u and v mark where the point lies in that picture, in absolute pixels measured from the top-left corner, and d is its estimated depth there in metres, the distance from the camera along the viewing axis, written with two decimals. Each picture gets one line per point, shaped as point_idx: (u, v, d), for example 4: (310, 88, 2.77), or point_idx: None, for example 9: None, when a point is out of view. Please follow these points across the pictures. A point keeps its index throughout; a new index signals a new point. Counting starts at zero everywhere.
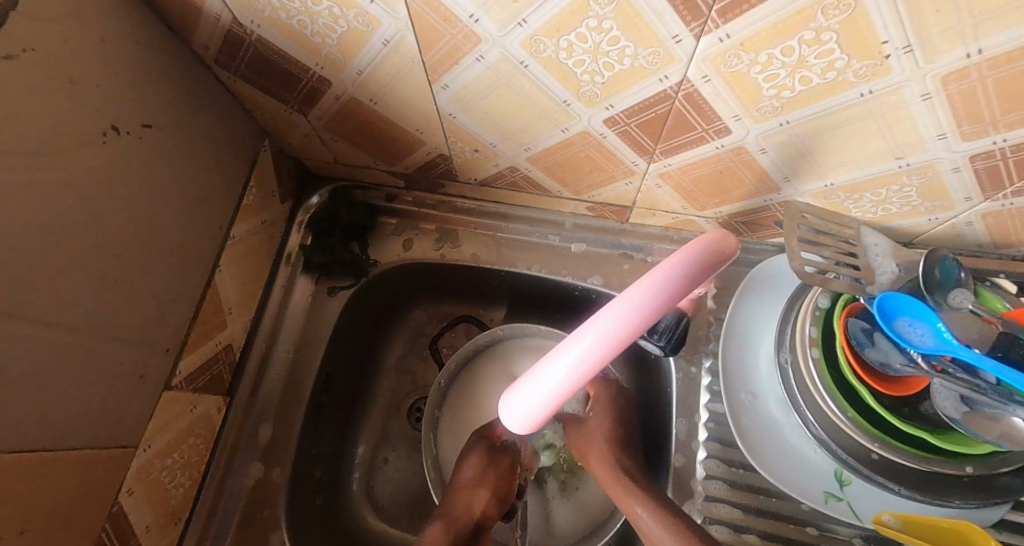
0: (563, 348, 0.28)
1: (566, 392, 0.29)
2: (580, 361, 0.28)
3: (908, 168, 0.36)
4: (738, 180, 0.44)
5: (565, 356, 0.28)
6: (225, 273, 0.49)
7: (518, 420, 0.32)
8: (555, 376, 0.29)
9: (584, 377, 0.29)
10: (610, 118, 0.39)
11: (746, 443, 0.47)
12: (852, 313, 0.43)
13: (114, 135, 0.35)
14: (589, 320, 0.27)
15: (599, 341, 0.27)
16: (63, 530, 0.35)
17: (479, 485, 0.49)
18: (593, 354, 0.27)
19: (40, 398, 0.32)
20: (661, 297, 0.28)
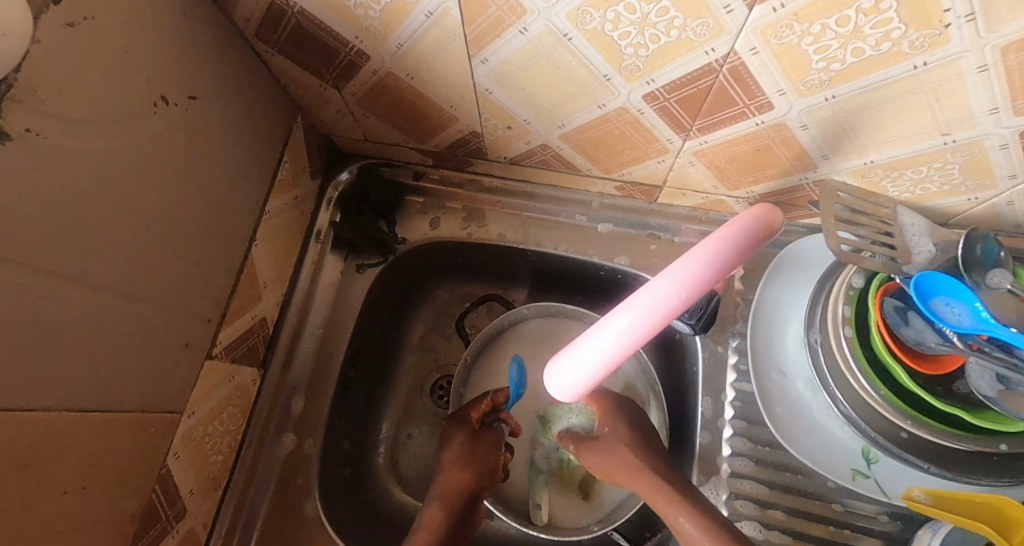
0: (609, 320, 0.29)
1: (611, 364, 0.30)
2: (626, 333, 0.28)
3: (953, 145, 0.36)
4: (774, 159, 0.44)
5: (611, 329, 0.28)
6: (261, 248, 0.50)
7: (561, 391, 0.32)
8: (602, 347, 0.29)
9: (628, 350, 0.29)
10: (650, 93, 0.39)
11: (773, 420, 0.48)
12: (886, 293, 0.43)
13: (164, 106, 0.35)
14: (636, 293, 0.28)
15: (646, 314, 0.27)
16: (117, 489, 0.36)
17: (462, 464, 0.52)
18: (640, 327, 0.28)
19: (97, 361, 0.33)
20: (708, 272, 0.28)
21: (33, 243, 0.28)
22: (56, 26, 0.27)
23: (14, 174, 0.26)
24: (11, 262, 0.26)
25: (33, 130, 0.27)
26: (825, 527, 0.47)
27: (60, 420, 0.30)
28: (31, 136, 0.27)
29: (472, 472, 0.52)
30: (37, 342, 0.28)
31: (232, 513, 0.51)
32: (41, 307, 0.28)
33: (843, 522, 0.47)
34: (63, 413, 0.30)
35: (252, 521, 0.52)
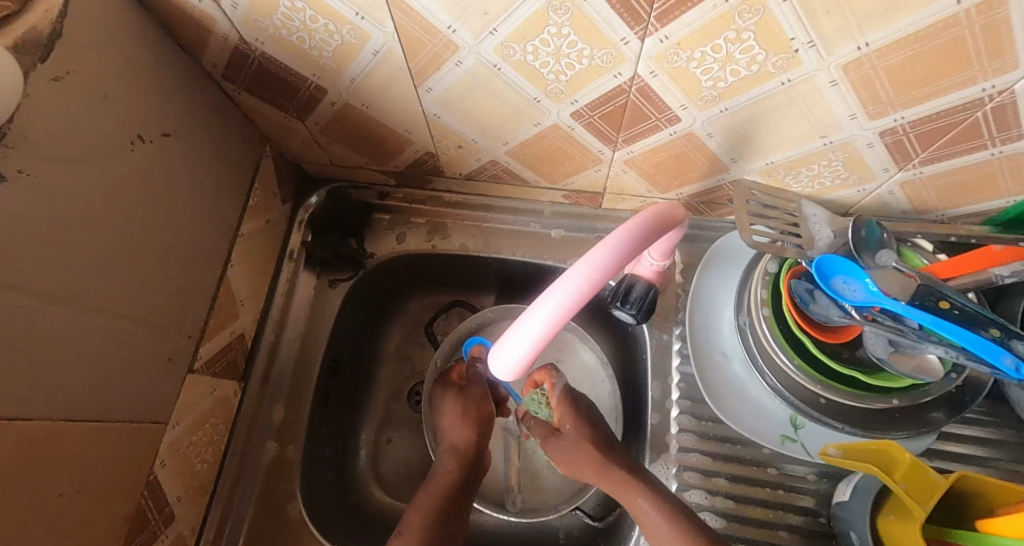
0: (534, 306, 0.33)
1: (541, 341, 0.34)
2: (549, 315, 0.33)
3: (831, 146, 0.42)
4: (692, 163, 0.50)
5: (537, 311, 0.33)
6: (236, 268, 0.54)
7: (503, 367, 0.37)
8: (532, 327, 0.33)
9: (553, 330, 0.34)
10: (575, 111, 0.45)
11: (713, 397, 0.53)
12: (796, 275, 0.49)
13: (141, 144, 0.40)
14: (556, 279, 0.32)
15: (565, 297, 0.32)
16: (108, 493, 0.39)
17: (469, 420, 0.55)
18: (560, 308, 0.32)
19: (87, 375, 0.36)
20: (616, 257, 0.32)
21: (29, 270, 0.31)
22: (44, 81, 0.32)
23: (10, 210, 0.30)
24: (10, 287, 0.30)
25: (26, 170, 0.31)
26: (765, 490, 0.52)
27: (55, 429, 0.34)
28: (23, 176, 0.31)
29: (470, 425, 0.54)
30: (33, 357, 0.32)
31: (218, 519, 0.54)
32: (36, 325, 0.32)
33: (778, 484, 0.52)
34: (57, 422, 0.34)
35: (239, 526, 0.55)
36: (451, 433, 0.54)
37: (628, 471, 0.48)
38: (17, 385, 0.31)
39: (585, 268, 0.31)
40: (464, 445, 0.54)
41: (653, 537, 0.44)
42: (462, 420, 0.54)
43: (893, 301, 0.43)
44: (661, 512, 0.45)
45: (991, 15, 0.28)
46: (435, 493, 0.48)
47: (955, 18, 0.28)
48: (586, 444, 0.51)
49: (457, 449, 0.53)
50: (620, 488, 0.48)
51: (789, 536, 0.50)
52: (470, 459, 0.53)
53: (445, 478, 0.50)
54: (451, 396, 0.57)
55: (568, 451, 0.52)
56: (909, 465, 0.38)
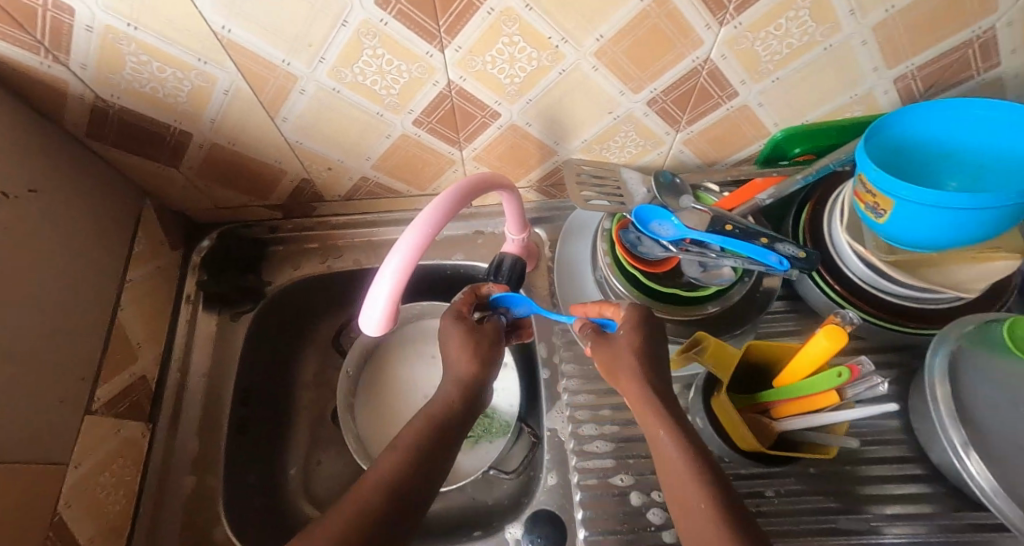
0: (382, 269, 0.39)
1: (399, 293, 0.40)
2: (395, 274, 0.39)
3: (620, 119, 0.56)
4: (526, 151, 0.60)
5: (391, 265, 0.39)
6: (127, 312, 0.57)
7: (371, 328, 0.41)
8: (389, 280, 0.39)
9: (403, 286, 0.40)
10: (415, 120, 0.53)
11: (586, 343, 0.64)
12: (624, 227, 0.60)
13: (6, 200, 0.43)
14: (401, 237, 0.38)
15: (410, 248, 0.38)
16: (15, 531, 0.41)
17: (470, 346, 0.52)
18: (408, 259, 0.39)
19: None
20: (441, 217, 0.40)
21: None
22: None
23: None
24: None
25: None
26: None
27: None
28: None
29: (477, 359, 0.51)
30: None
31: None
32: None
33: None
34: None
35: None
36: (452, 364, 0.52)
37: (664, 403, 0.43)
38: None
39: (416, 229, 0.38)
40: (469, 376, 0.51)
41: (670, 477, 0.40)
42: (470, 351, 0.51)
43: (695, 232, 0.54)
44: (682, 451, 0.40)
45: (666, 8, 0.41)
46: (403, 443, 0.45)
47: (646, 11, 0.42)
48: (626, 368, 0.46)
49: (456, 380, 0.50)
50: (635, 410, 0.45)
51: None
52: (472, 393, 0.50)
53: (438, 406, 0.49)
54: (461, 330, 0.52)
55: (608, 363, 0.48)
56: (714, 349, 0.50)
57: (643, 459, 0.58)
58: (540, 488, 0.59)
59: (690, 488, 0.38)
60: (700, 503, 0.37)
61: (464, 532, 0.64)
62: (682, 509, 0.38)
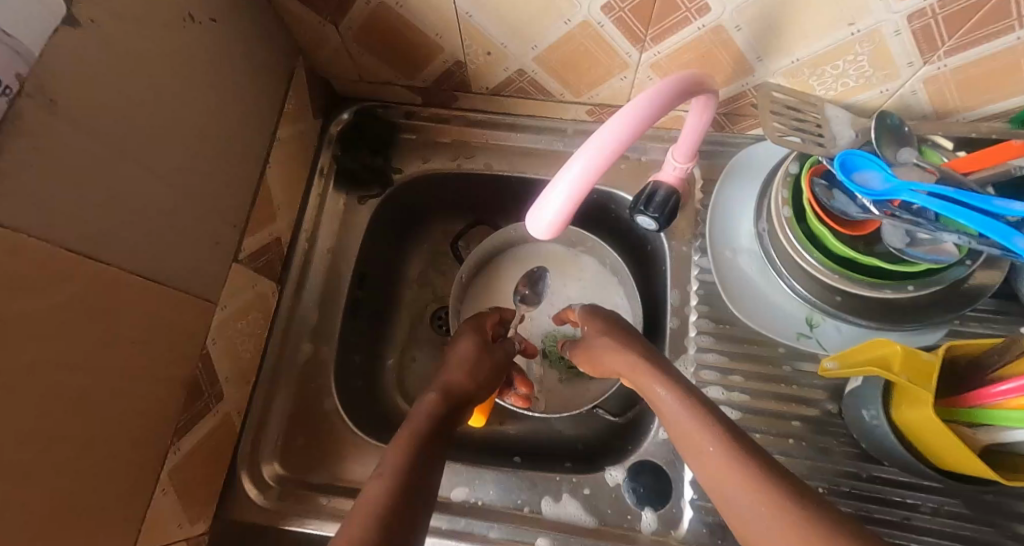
0: (570, 167, 0.35)
1: (589, 180, 0.35)
2: (573, 190, 0.36)
3: (858, 35, 0.44)
4: (717, 65, 0.51)
5: (589, 147, 0.35)
6: (274, 171, 0.57)
7: (548, 220, 0.37)
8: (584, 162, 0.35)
9: (578, 200, 0.36)
10: (607, 4, 0.45)
11: (731, 299, 0.57)
12: (816, 174, 0.50)
13: (192, 23, 0.41)
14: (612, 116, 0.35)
15: (617, 129, 0.35)
16: (158, 365, 0.42)
17: (470, 365, 0.54)
18: (613, 138, 0.35)
19: (138, 240, 0.38)
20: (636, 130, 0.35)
21: (81, 100, 0.32)
22: None
23: (62, 53, 0.31)
24: (66, 119, 0.31)
25: (95, 21, 0.33)
26: (780, 386, 0.54)
27: (122, 275, 0.37)
28: (91, 25, 0.32)
29: (471, 378, 0.52)
30: (87, 194, 0.33)
31: (261, 404, 0.58)
32: (89, 177, 0.33)
33: (791, 380, 0.54)
34: (127, 271, 0.37)
35: (279, 415, 0.58)
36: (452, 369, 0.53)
37: (658, 367, 0.45)
38: (56, 217, 0.31)
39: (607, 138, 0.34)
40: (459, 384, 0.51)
41: (682, 440, 0.39)
42: (464, 369, 0.53)
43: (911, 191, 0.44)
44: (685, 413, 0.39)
45: None
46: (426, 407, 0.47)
47: None
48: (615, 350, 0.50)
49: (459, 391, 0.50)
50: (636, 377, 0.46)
51: (800, 425, 0.53)
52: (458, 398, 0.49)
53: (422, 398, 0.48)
54: (470, 341, 0.56)
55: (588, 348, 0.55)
56: (852, 352, 0.44)
57: (775, 435, 0.53)
58: (649, 439, 0.56)
59: (706, 426, 0.37)
60: (711, 445, 0.36)
61: (556, 463, 0.62)
62: (697, 457, 0.37)
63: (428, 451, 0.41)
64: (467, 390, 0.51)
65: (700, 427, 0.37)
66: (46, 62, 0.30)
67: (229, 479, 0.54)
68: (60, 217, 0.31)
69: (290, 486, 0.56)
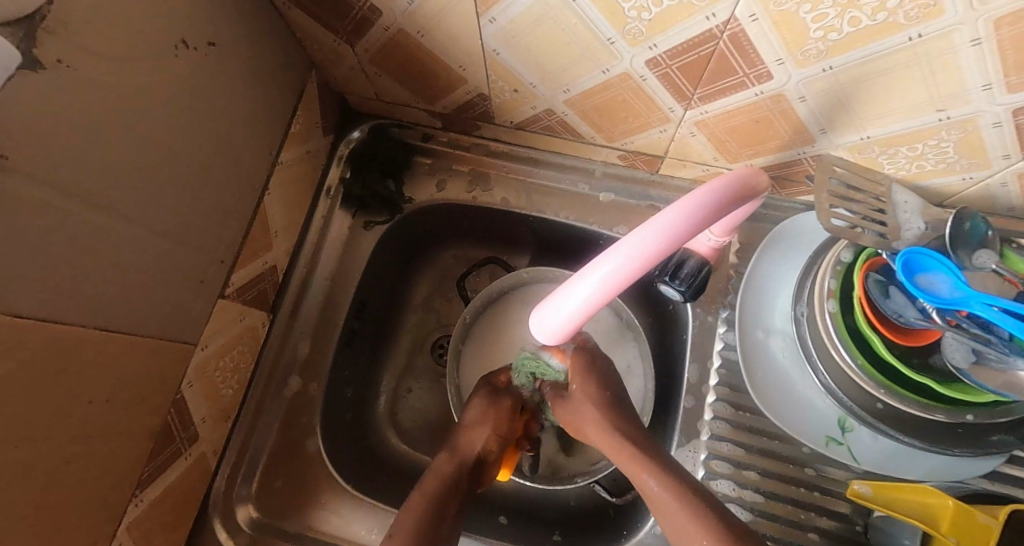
0: (574, 289, 0.34)
1: (593, 304, 0.34)
2: (586, 301, 0.34)
3: (947, 122, 0.36)
4: (772, 131, 0.45)
5: (594, 274, 0.32)
6: (273, 197, 0.53)
7: (550, 329, 0.37)
8: (587, 289, 0.33)
9: (593, 309, 0.34)
10: (652, 59, 0.39)
11: (756, 389, 0.51)
12: (871, 268, 0.44)
13: (184, 49, 0.37)
14: (627, 239, 0.31)
15: (630, 258, 0.31)
16: (128, 420, 0.39)
17: (484, 423, 0.51)
18: (622, 270, 0.31)
19: (110, 294, 0.35)
20: (665, 247, 0.31)
21: (45, 154, 0.28)
22: None
23: (26, 104, 0.27)
24: (27, 178, 0.28)
25: (66, 62, 0.29)
26: (798, 489, 0.51)
27: (91, 335, 0.34)
28: (62, 67, 0.28)
29: (486, 438, 0.50)
30: (45, 254, 0.30)
31: (242, 439, 0.55)
32: (49, 236, 0.30)
33: (813, 485, 0.51)
34: (96, 331, 0.34)
35: (260, 453, 0.56)
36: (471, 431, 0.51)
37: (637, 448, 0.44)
38: (14, 287, 0.28)
39: (623, 256, 0.31)
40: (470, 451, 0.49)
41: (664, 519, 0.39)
42: (477, 427, 0.51)
43: (980, 303, 0.37)
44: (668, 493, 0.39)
45: None
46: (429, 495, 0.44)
47: None
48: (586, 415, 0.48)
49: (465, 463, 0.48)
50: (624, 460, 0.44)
51: (817, 538, 0.49)
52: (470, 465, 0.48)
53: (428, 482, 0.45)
54: (481, 396, 0.53)
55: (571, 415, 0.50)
56: (890, 487, 0.41)
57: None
58: (646, 528, 0.53)
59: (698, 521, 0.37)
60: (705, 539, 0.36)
61: (543, 533, 0.59)
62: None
63: (442, 521, 0.43)
64: (479, 454, 0.49)
65: (688, 513, 0.37)
66: (8, 116, 0.26)
67: (201, 518, 0.52)
68: (17, 286, 0.28)
69: (265, 531, 0.54)
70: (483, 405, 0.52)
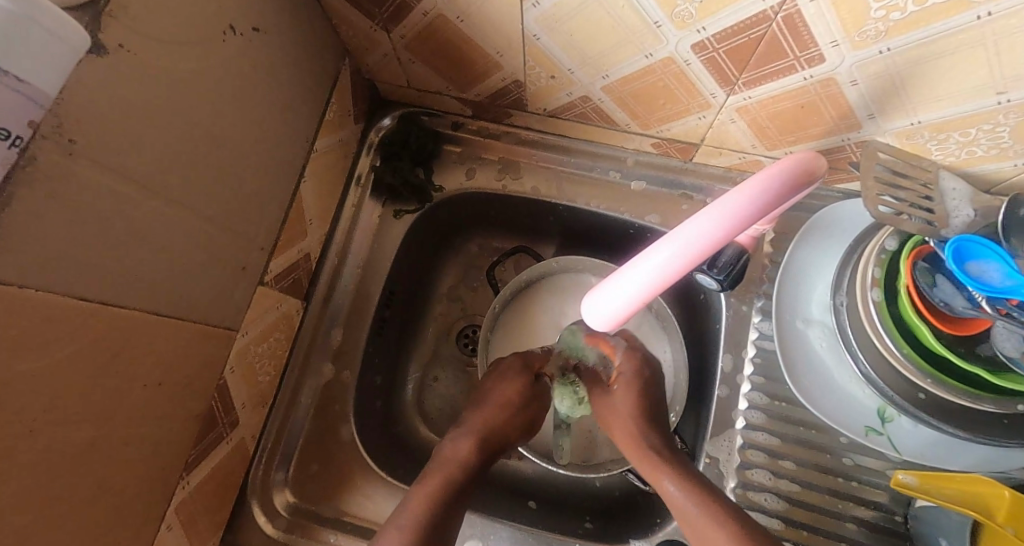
0: (626, 278, 0.34)
1: (648, 293, 0.34)
2: (637, 291, 0.34)
3: (1006, 105, 0.35)
4: (818, 117, 0.44)
5: (649, 262, 0.32)
6: (309, 185, 0.53)
7: (600, 318, 0.37)
8: (642, 278, 0.33)
9: (648, 295, 0.34)
10: (699, 42, 0.39)
11: (794, 379, 0.50)
12: (918, 256, 0.44)
13: (232, 35, 0.37)
14: (682, 227, 0.31)
15: (687, 248, 0.31)
16: (178, 404, 0.40)
17: (509, 413, 0.52)
18: (678, 260, 0.31)
19: (162, 278, 0.35)
20: (721, 236, 0.31)
21: (106, 139, 0.29)
22: None
23: (91, 89, 0.27)
24: (90, 161, 0.28)
25: (126, 46, 0.29)
26: (835, 479, 0.50)
27: (145, 320, 0.34)
28: (122, 51, 0.28)
29: (507, 426, 0.52)
30: (105, 239, 0.30)
31: (277, 426, 0.56)
32: (108, 221, 0.30)
33: (851, 475, 0.50)
34: (150, 315, 0.34)
35: (295, 439, 0.57)
36: (494, 409, 0.52)
37: (661, 453, 0.46)
38: (77, 271, 0.28)
39: (673, 248, 0.31)
40: (491, 433, 0.51)
41: (682, 520, 0.40)
42: (503, 416, 0.52)
43: None
44: (682, 491, 0.41)
45: None
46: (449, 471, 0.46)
47: None
48: (625, 417, 0.50)
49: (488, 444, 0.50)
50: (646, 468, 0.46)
51: (856, 528, 0.49)
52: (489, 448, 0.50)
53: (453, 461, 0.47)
54: (517, 383, 0.53)
55: (602, 417, 0.53)
56: (938, 476, 0.40)
57: (826, 535, 0.49)
58: None
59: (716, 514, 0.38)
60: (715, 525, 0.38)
61: (574, 520, 0.59)
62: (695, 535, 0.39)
63: (455, 501, 0.44)
64: (501, 438, 0.51)
65: (703, 509, 0.39)
66: (74, 100, 0.26)
67: (240, 501, 0.53)
68: (80, 269, 0.28)
69: (301, 515, 0.55)
70: (519, 392, 0.53)
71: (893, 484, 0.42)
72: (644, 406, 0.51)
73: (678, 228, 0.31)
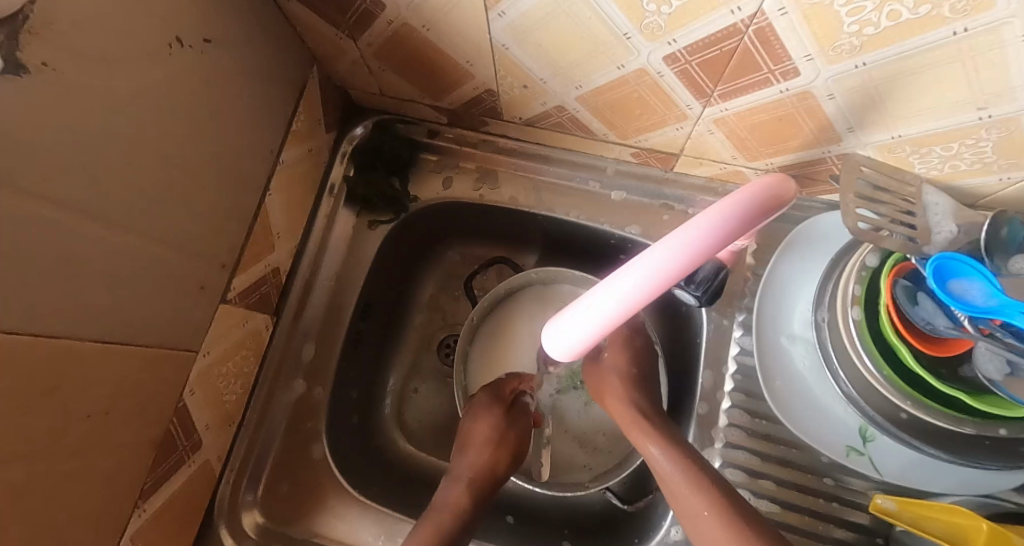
0: (588, 307, 0.33)
1: (611, 322, 0.33)
2: (603, 317, 0.32)
3: (988, 121, 0.34)
4: (797, 130, 0.42)
5: (610, 291, 0.31)
6: (276, 198, 0.51)
7: (563, 348, 0.36)
8: (604, 307, 0.32)
9: (612, 324, 0.33)
10: (671, 54, 0.37)
11: (773, 396, 0.49)
12: (899, 274, 0.42)
13: (178, 48, 0.35)
14: (641, 256, 0.29)
15: (646, 278, 0.30)
16: (130, 432, 0.38)
17: (492, 449, 0.51)
18: (640, 289, 0.30)
19: (106, 305, 0.34)
20: (682, 267, 0.29)
21: (33, 164, 0.27)
22: None
23: (10, 111, 0.25)
24: (14, 190, 0.26)
25: (50, 64, 0.27)
26: (816, 499, 0.49)
27: (87, 350, 0.32)
28: (46, 71, 0.27)
29: (497, 458, 0.51)
30: (34, 270, 0.28)
31: (246, 445, 0.55)
32: (38, 251, 0.28)
33: (832, 495, 0.49)
34: (92, 344, 0.33)
35: (265, 458, 0.55)
36: (473, 449, 0.51)
37: (649, 418, 0.48)
38: (3, 305, 0.27)
39: (634, 278, 0.30)
40: (481, 472, 0.50)
41: (661, 481, 0.43)
42: (490, 451, 0.51)
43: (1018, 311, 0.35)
44: (671, 462, 0.42)
45: None
46: (439, 518, 0.46)
47: None
48: (615, 383, 0.52)
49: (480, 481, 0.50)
50: (636, 433, 0.47)
51: None
52: (480, 488, 0.49)
53: (447, 511, 0.46)
54: (494, 416, 0.53)
55: (594, 383, 0.54)
56: (924, 506, 0.40)
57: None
58: (658, 537, 0.52)
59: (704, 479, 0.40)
60: (705, 511, 0.39)
61: (553, 538, 0.58)
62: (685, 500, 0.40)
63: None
64: (493, 473, 0.50)
65: (695, 491, 0.40)
66: None
67: (207, 524, 0.52)
68: (6, 304, 0.27)
69: (271, 537, 0.53)
70: (494, 425, 0.52)
71: (872, 508, 0.42)
72: (634, 371, 0.52)
73: (639, 256, 0.30)
